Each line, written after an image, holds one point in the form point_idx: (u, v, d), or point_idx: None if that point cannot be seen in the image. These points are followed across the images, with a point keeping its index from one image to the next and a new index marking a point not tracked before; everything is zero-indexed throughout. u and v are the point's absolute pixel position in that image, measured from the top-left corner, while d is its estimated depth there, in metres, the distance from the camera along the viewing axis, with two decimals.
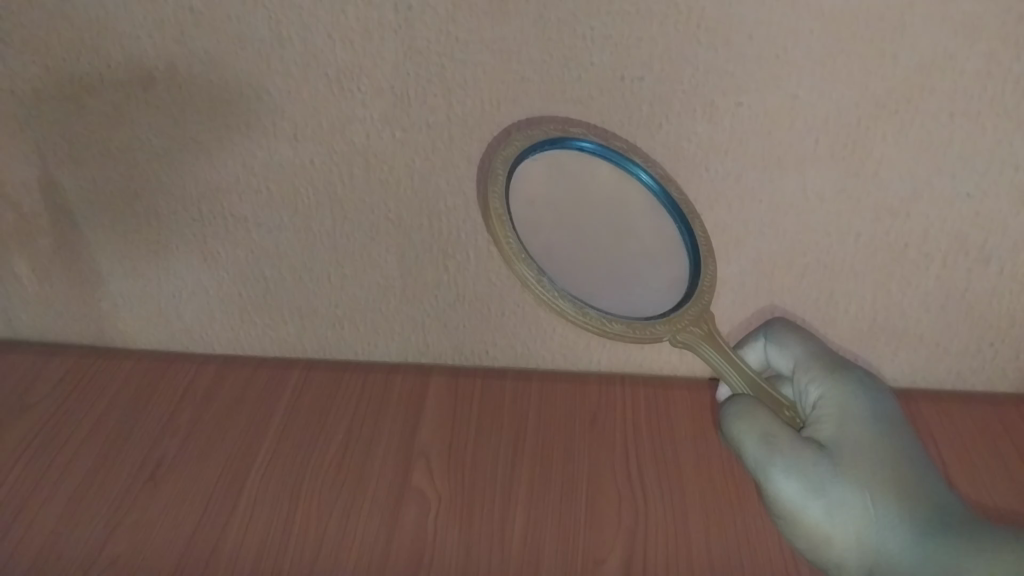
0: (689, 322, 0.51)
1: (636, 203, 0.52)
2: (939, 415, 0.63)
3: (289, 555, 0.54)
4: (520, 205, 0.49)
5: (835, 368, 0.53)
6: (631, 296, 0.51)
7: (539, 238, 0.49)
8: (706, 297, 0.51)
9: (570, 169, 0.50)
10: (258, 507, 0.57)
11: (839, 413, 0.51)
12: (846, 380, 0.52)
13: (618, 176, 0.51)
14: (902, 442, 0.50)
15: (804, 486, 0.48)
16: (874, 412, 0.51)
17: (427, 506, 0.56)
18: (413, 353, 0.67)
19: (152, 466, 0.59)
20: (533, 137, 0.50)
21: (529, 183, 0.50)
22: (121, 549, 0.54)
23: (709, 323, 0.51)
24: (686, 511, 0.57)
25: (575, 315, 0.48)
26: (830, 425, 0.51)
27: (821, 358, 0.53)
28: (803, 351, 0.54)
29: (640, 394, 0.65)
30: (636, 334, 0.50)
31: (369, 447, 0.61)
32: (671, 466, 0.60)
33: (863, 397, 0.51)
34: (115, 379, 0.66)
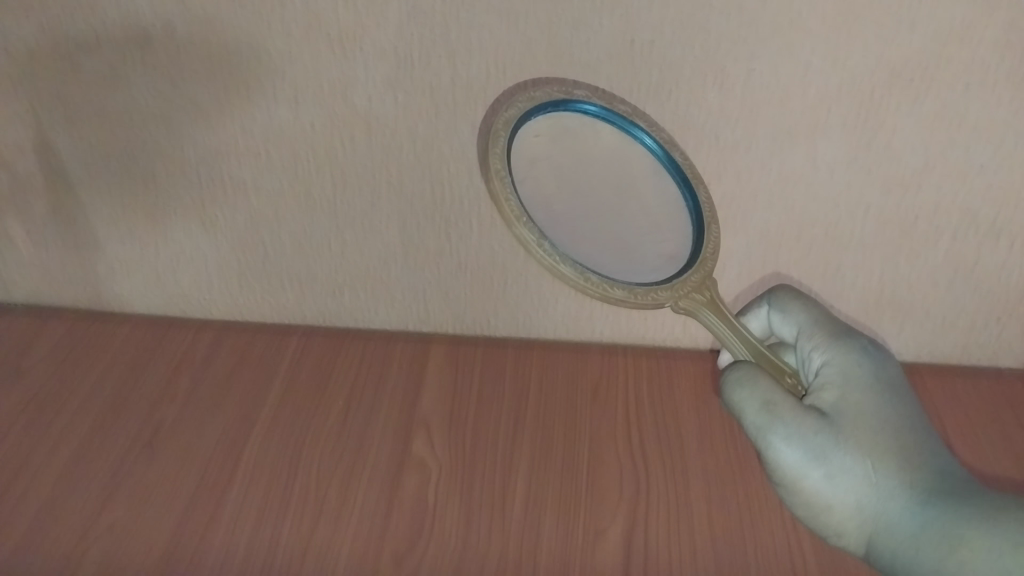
0: (691, 290, 0.50)
1: (638, 170, 0.51)
2: (943, 389, 0.62)
3: (289, 522, 0.53)
4: (520, 166, 0.48)
5: (836, 334, 0.52)
6: (627, 263, 0.49)
7: (541, 201, 0.48)
8: (709, 264, 0.51)
9: (571, 132, 0.49)
10: (257, 474, 0.56)
11: (841, 379, 0.50)
12: (847, 346, 0.51)
13: (620, 139, 0.50)
14: (905, 407, 0.49)
15: (804, 455, 0.47)
16: (875, 378, 0.50)
17: (427, 475, 0.56)
18: (413, 321, 0.66)
19: (150, 431, 0.59)
20: (535, 99, 0.49)
21: (530, 143, 0.49)
22: (119, 514, 0.54)
23: (711, 289, 0.50)
24: (688, 483, 0.56)
25: (575, 278, 0.46)
26: (832, 391, 0.50)
27: (823, 323, 0.53)
28: (804, 315, 0.53)
29: (642, 364, 0.64)
30: (637, 300, 0.48)
31: (370, 414, 0.60)
32: (671, 434, 0.59)
33: (865, 362, 0.50)
34: (112, 344, 0.66)
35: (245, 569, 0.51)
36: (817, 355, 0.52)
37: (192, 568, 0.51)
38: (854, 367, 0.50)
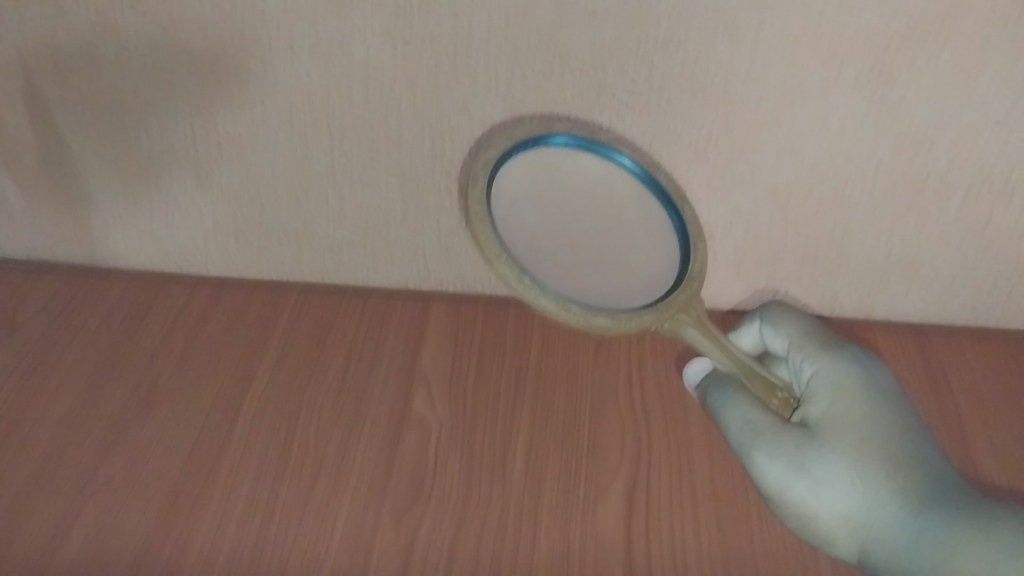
0: (674, 311, 0.49)
1: (621, 199, 0.51)
2: (949, 351, 0.62)
3: (288, 480, 0.53)
4: (502, 206, 0.50)
5: (823, 348, 0.52)
6: (612, 288, 0.50)
7: (524, 235, 0.50)
8: (694, 285, 0.50)
9: (551, 165, 0.50)
10: (256, 430, 0.56)
11: (830, 388, 0.50)
12: (834, 357, 0.51)
13: (603, 166, 0.51)
14: (894, 413, 0.49)
15: (786, 467, 0.48)
16: (862, 385, 0.50)
17: (427, 434, 0.55)
18: (413, 279, 0.65)
19: (146, 387, 0.58)
20: (514, 137, 0.50)
21: (512, 182, 0.50)
22: (116, 471, 0.53)
23: (699, 309, 0.50)
24: (690, 444, 0.56)
25: (558, 309, 0.48)
26: (820, 401, 0.50)
27: (813, 338, 0.53)
28: (794, 330, 0.53)
29: None
30: (623, 326, 0.48)
31: (370, 372, 0.59)
32: (674, 392, 0.59)
33: (852, 373, 0.50)
34: (106, 299, 0.65)
35: (244, 527, 0.51)
36: (805, 367, 0.52)
37: (190, 525, 0.51)
38: (840, 377, 0.50)
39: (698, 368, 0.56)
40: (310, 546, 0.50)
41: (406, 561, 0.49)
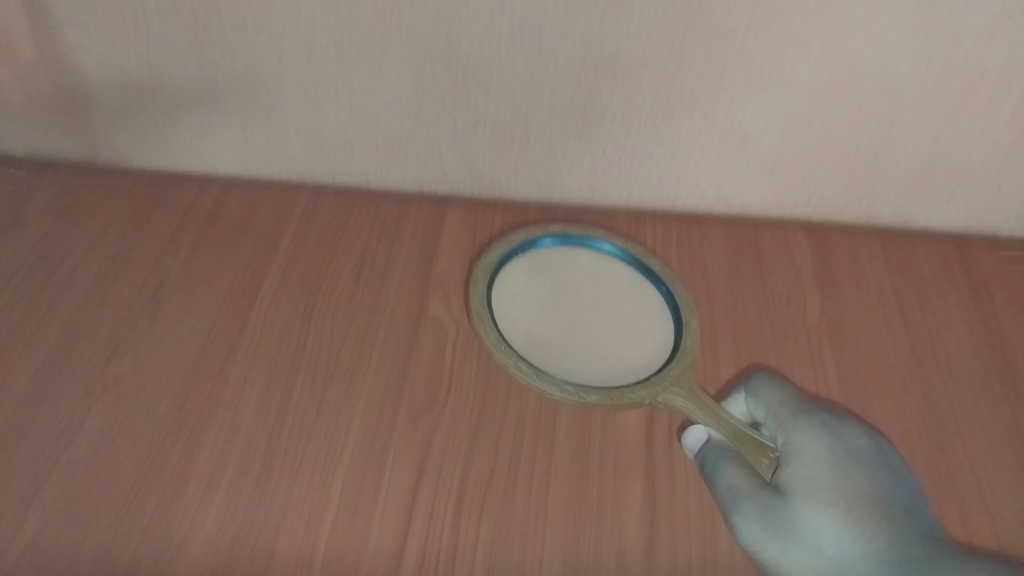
0: (670, 386, 0.48)
1: (620, 303, 0.54)
2: (988, 262, 0.59)
3: (301, 382, 0.51)
4: (503, 301, 0.53)
5: (799, 411, 0.47)
6: (605, 362, 0.51)
7: (524, 328, 0.52)
8: (688, 359, 0.50)
9: (549, 262, 0.56)
10: (266, 331, 0.54)
11: (812, 453, 0.44)
12: (811, 421, 0.46)
13: (593, 258, 0.57)
14: (878, 482, 0.43)
15: (763, 526, 0.42)
16: (842, 450, 0.44)
17: (444, 336, 0.54)
18: (429, 181, 0.62)
19: (154, 285, 0.57)
20: (512, 241, 0.56)
21: (513, 276, 0.55)
22: (125, 369, 0.51)
23: (691, 381, 0.49)
24: (717, 350, 0.52)
25: (551, 390, 0.48)
26: (801, 464, 0.44)
27: (800, 407, 0.47)
28: (779, 397, 0.47)
29: (673, 228, 0.60)
30: (617, 401, 0.48)
31: (384, 274, 0.57)
32: (702, 294, 0.56)
33: (832, 436, 0.45)
34: (112, 196, 0.62)
35: (254, 434, 0.48)
36: (780, 433, 0.46)
37: (202, 423, 0.49)
38: (817, 441, 0.45)
39: (698, 430, 0.48)
40: (325, 445, 0.48)
41: (423, 463, 0.47)
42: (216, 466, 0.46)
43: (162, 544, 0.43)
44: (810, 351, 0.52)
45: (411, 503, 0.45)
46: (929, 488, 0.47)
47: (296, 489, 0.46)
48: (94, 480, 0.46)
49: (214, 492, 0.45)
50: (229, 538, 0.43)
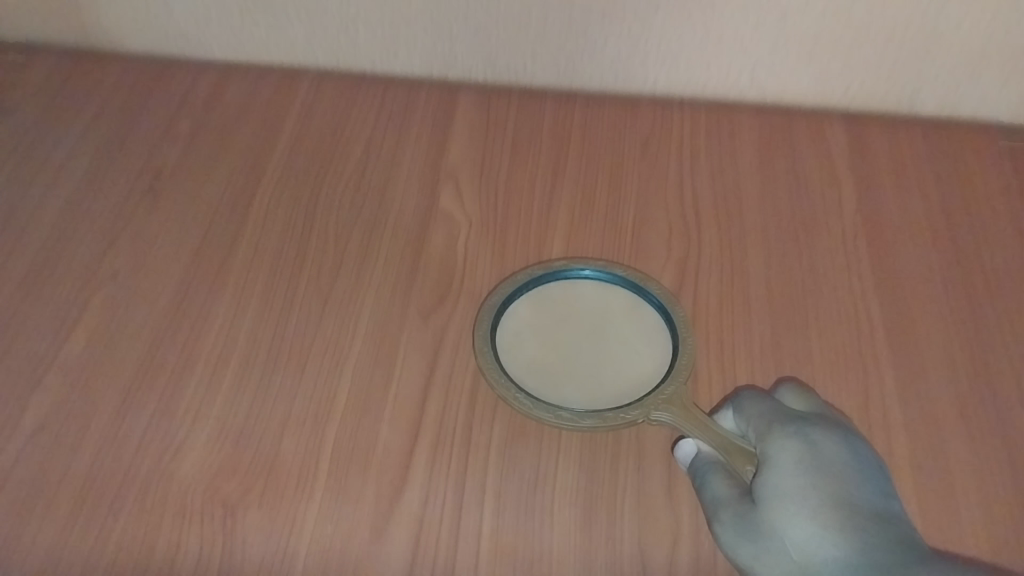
0: (662, 403, 0.40)
1: (618, 320, 0.45)
2: None
3: (306, 276, 0.48)
4: (510, 335, 0.44)
5: (771, 420, 0.38)
6: (606, 386, 0.43)
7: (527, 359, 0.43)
8: (684, 375, 0.41)
9: (555, 299, 0.46)
10: (269, 225, 0.51)
11: (777, 456, 0.36)
12: (781, 429, 0.37)
13: (601, 288, 0.46)
14: (861, 494, 0.34)
15: (739, 533, 0.35)
16: (815, 457, 0.35)
17: (456, 229, 0.51)
18: (440, 67, 0.58)
19: (151, 176, 0.53)
20: (516, 280, 0.46)
21: (519, 320, 0.45)
22: (121, 265, 0.49)
23: (683, 397, 0.41)
24: (744, 245, 0.49)
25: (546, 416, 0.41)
26: (765, 470, 0.36)
27: (779, 414, 0.38)
28: (758, 408, 0.39)
29: (700, 118, 0.56)
30: (611, 423, 0.40)
31: (392, 165, 0.54)
32: (731, 187, 0.52)
33: (804, 442, 0.36)
34: (105, 83, 0.59)
35: (257, 331, 0.46)
36: (757, 450, 0.38)
37: (204, 319, 0.46)
38: (782, 453, 0.36)
39: (688, 442, 0.40)
40: (330, 342, 0.45)
41: (433, 362, 0.45)
42: (219, 363, 0.44)
43: (164, 443, 0.41)
44: (846, 247, 0.49)
45: (422, 403, 0.43)
46: (973, 388, 0.44)
47: (302, 387, 0.44)
48: (93, 378, 0.44)
49: (217, 390, 0.43)
50: (233, 436, 0.42)
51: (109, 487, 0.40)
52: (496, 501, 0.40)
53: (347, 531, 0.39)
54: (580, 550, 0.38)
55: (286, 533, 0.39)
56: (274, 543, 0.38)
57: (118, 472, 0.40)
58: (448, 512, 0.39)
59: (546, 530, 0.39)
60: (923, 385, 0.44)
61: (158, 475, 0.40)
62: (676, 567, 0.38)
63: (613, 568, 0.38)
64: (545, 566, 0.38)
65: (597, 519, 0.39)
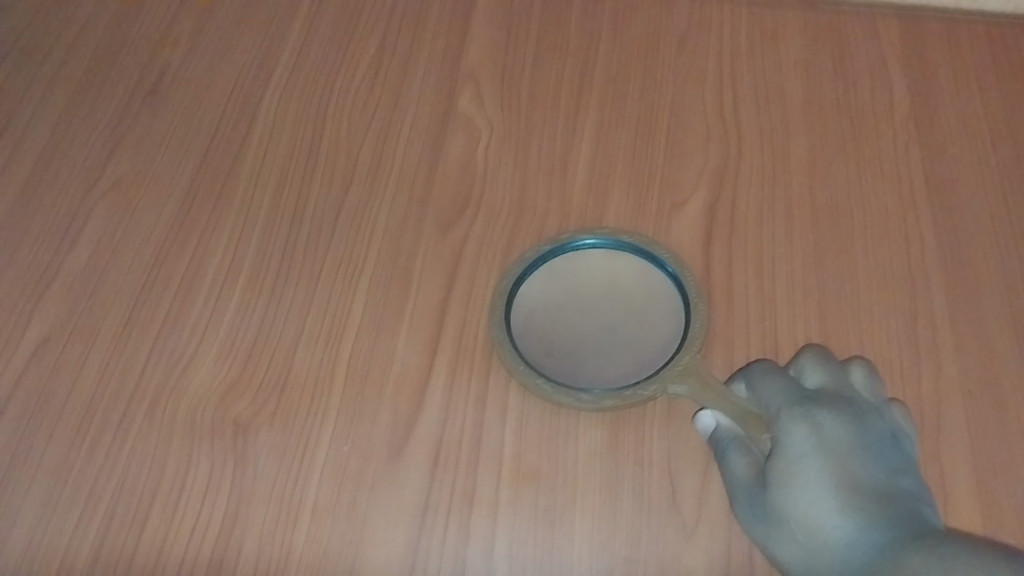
0: (678, 375, 0.37)
1: (631, 290, 0.40)
2: None
3: (316, 186, 0.45)
4: (525, 322, 0.40)
5: (777, 399, 0.34)
6: (626, 361, 0.39)
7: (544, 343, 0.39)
8: (699, 343, 0.37)
9: (566, 272, 0.41)
10: (277, 131, 0.48)
11: (782, 442, 0.32)
12: (785, 411, 0.33)
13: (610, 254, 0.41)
14: (869, 477, 0.31)
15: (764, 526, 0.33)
16: (820, 441, 0.32)
17: (476, 136, 0.47)
18: None
19: (154, 76, 0.50)
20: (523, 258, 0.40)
21: (530, 301, 0.40)
22: (125, 171, 0.46)
23: (696, 367, 0.37)
24: (786, 152, 0.46)
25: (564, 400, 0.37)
26: (773, 458, 0.32)
27: (787, 389, 0.34)
28: (769, 386, 0.35)
29: (743, 12, 0.51)
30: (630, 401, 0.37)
31: (408, 64, 0.50)
32: (774, 92, 0.48)
33: (809, 424, 0.32)
34: None
35: (267, 244, 0.43)
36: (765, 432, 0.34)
37: (211, 232, 0.44)
38: (785, 441, 0.32)
39: (706, 414, 0.37)
40: (344, 255, 0.43)
41: (452, 279, 0.42)
42: (228, 276, 0.42)
43: (172, 360, 0.40)
44: (897, 158, 0.45)
45: (441, 319, 0.41)
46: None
47: (314, 302, 0.41)
48: (98, 291, 0.42)
49: (226, 304, 0.42)
50: (242, 352, 0.40)
51: (117, 405, 0.39)
52: (518, 424, 0.38)
53: (363, 452, 0.37)
54: (606, 472, 0.37)
55: (300, 454, 0.37)
56: (288, 463, 0.37)
57: (125, 389, 0.39)
58: (467, 434, 0.38)
59: (570, 452, 0.37)
60: (975, 305, 0.41)
61: (167, 393, 0.39)
62: (708, 491, 0.36)
63: (641, 491, 0.36)
64: (569, 490, 0.36)
65: (624, 440, 0.37)
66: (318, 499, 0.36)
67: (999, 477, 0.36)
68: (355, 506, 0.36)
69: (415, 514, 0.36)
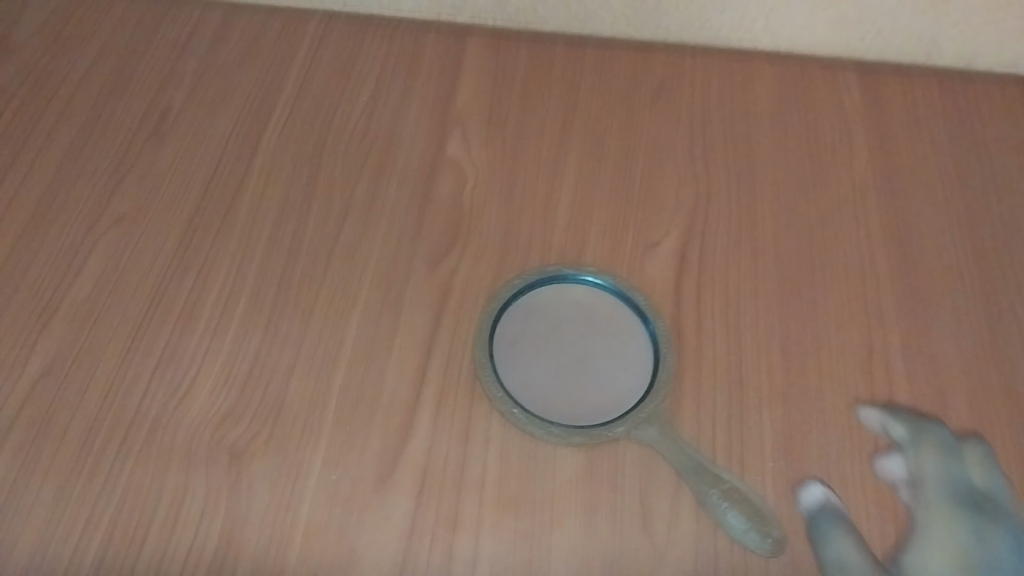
0: (643, 420, 0.40)
1: (604, 327, 0.43)
2: None
3: (311, 223, 0.48)
4: (507, 346, 0.42)
5: (934, 489, 0.39)
6: (600, 397, 0.41)
7: (524, 367, 0.42)
8: (665, 391, 0.41)
9: (550, 304, 0.44)
10: (274, 171, 0.50)
11: (945, 548, 0.37)
12: (949, 513, 0.38)
13: (589, 293, 0.44)
14: None
15: None
16: (978, 561, 0.37)
17: (464, 178, 0.50)
18: (448, 8, 0.56)
19: (157, 118, 0.52)
20: (512, 284, 0.44)
21: (516, 326, 0.43)
22: (128, 208, 0.49)
23: (661, 417, 0.40)
24: (754, 198, 0.49)
25: (536, 429, 0.40)
26: (930, 557, 0.37)
27: (954, 487, 0.39)
28: (933, 469, 0.40)
29: (715, 67, 0.54)
30: (595, 439, 0.40)
31: (399, 110, 0.53)
32: (742, 141, 0.51)
33: (969, 539, 0.37)
34: (108, 20, 0.57)
35: (264, 280, 0.46)
36: (917, 512, 0.39)
37: (210, 265, 0.46)
38: (945, 546, 0.37)
39: (816, 487, 0.39)
40: (336, 290, 0.45)
41: (439, 313, 0.44)
42: (225, 309, 0.45)
43: (170, 388, 0.42)
44: (858, 204, 0.49)
45: (428, 351, 0.43)
46: (973, 347, 0.44)
47: (308, 334, 0.44)
48: (100, 323, 0.44)
49: (223, 336, 0.44)
50: (238, 381, 0.42)
51: (117, 432, 0.41)
52: (500, 451, 0.40)
53: (352, 477, 0.39)
54: (584, 497, 0.39)
55: (292, 478, 0.39)
56: (281, 487, 0.39)
57: (126, 415, 0.41)
58: (451, 461, 0.40)
59: (550, 477, 0.39)
60: (927, 343, 0.44)
61: (166, 419, 0.41)
62: (680, 515, 0.38)
63: (615, 515, 0.38)
64: (548, 513, 0.38)
65: (600, 466, 0.40)
66: (309, 521, 0.38)
67: None
68: (344, 528, 0.38)
69: (401, 536, 0.38)
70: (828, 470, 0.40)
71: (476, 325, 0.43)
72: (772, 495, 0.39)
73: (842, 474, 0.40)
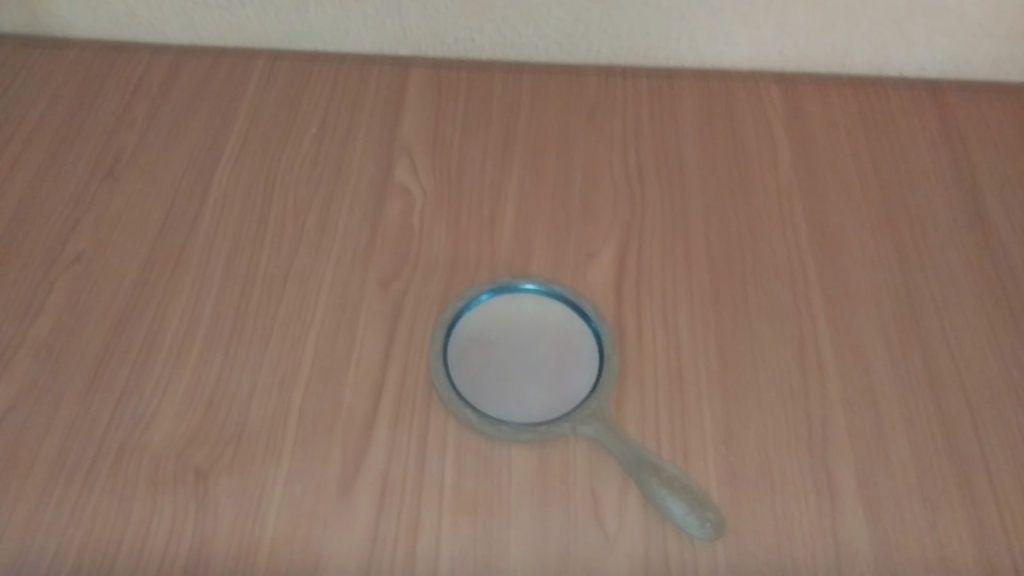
0: (588, 418, 0.42)
1: (551, 333, 0.46)
2: (969, 105, 0.57)
3: (266, 252, 0.50)
4: (461, 353, 0.45)
5: None
6: (547, 398, 0.43)
7: (476, 372, 0.44)
8: (610, 390, 0.43)
9: (501, 313, 0.46)
10: (228, 204, 0.52)
11: None
12: None
13: (538, 302, 0.47)
14: None
15: None
16: None
17: (412, 202, 0.52)
18: (389, 42, 0.58)
19: (110, 159, 0.54)
20: (464, 296, 0.46)
21: (469, 334, 0.45)
22: (86, 246, 0.50)
23: (607, 414, 0.42)
24: (687, 206, 0.51)
25: (486, 430, 0.42)
26: None
27: None
28: None
29: (645, 86, 0.57)
30: (543, 438, 0.42)
31: (346, 140, 0.55)
32: (674, 154, 0.54)
33: None
34: (59, 68, 0.58)
35: (222, 309, 0.47)
36: None
37: (169, 298, 0.48)
38: None
39: None
40: (293, 313, 0.47)
41: (393, 329, 0.46)
42: (185, 338, 0.46)
43: (134, 417, 0.43)
44: (783, 206, 0.52)
45: (383, 366, 0.45)
46: (895, 333, 0.47)
47: (267, 358, 0.45)
48: (63, 359, 0.45)
49: (184, 364, 0.45)
50: (201, 406, 0.44)
51: (83, 462, 0.42)
52: (456, 455, 0.42)
53: (315, 490, 0.41)
54: (538, 493, 0.41)
55: (257, 494, 0.41)
56: (246, 505, 0.40)
57: (91, 446, 0.42)
58: (410, 468, 0.42)
59: (504, 476, 0.41)
60: (853, 332, 0.47)
61: (131, 446, 0.42)
62: (627, 503, 0.41)
63: (568, 508, 0.40)
64: (504, 511, 0.40)
65: (552, 463, 0.42)
66: (274, 535, 0.40)
67: (879, 478, 0.42)
68: (310, 539, 0.40)
69: (365, 542, 0.39)
70: (766, 455, 0.42)
71: (430, 334, 0.45)
72: (715, 481, 0.41)
73: (780, 457, 0.42)
